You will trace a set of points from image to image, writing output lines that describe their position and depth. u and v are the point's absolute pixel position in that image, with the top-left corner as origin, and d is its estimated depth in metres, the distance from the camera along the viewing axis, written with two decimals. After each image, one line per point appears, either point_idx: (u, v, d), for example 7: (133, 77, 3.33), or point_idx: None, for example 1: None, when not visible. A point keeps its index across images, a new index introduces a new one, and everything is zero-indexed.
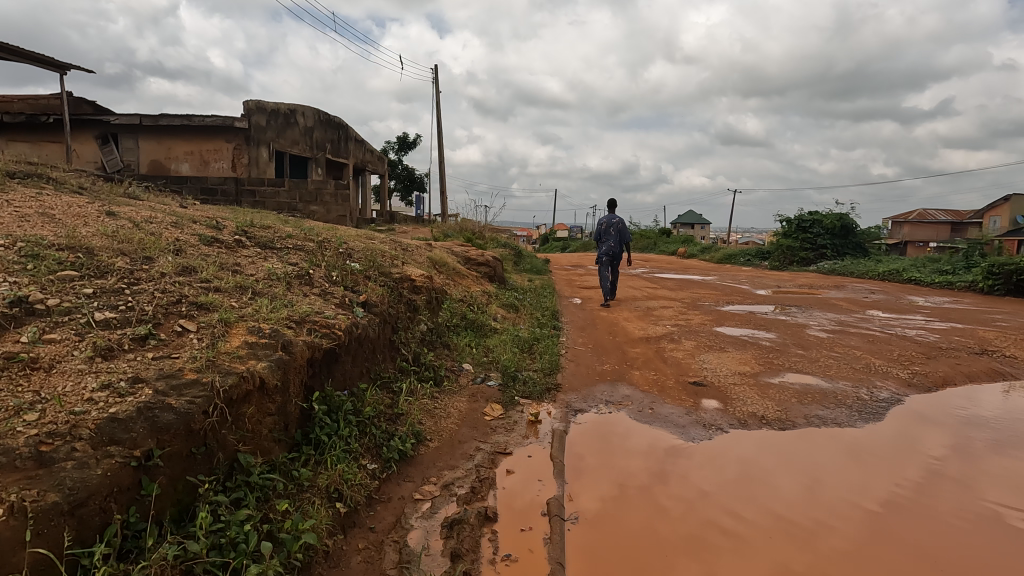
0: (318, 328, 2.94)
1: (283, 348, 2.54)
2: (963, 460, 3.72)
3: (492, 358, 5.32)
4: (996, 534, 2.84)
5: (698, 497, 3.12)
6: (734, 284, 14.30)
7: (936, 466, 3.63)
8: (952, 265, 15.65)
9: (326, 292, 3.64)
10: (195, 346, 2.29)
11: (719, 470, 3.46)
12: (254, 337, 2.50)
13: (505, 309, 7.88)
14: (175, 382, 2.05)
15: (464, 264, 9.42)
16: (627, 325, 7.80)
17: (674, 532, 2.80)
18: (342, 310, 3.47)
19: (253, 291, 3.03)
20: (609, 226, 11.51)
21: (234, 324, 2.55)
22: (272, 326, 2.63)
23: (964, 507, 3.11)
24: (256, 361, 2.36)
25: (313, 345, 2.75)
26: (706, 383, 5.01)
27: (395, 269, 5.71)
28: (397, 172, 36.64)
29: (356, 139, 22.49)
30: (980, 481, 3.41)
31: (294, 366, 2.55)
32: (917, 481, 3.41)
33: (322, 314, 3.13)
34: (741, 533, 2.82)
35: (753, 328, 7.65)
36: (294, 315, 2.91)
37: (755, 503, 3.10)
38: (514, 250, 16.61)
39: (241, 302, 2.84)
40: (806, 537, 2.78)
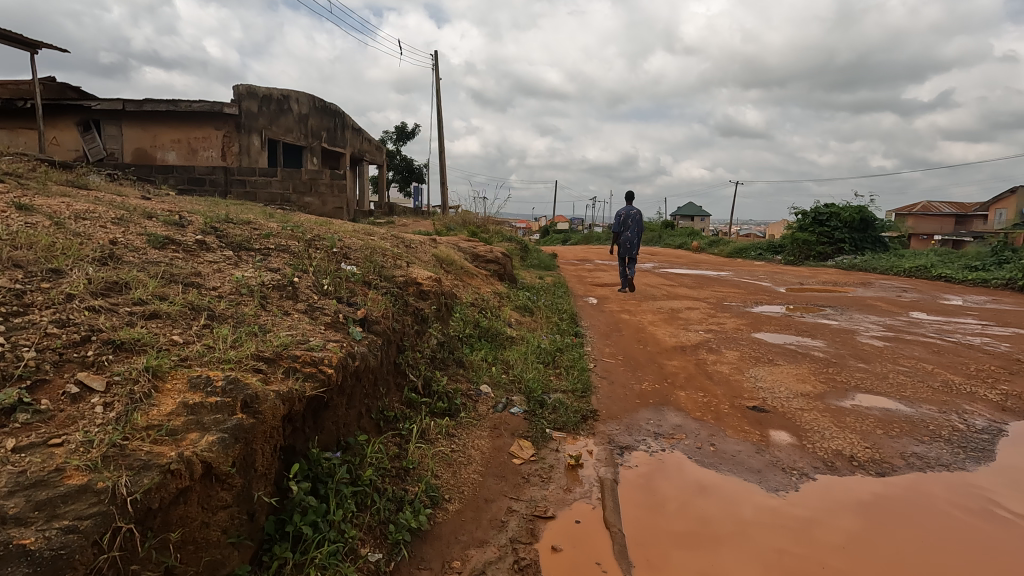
0: (302, 365, 2.19)
1: (244, 408, 1.83)
2: (959, 447, 3.70)
3: (514, 376, 4.54)
4: (990, 526, 2.79)
5: (695, 488, 3.07)
6: (753, 280, 13.55)
7: (931, 452, 3.60)
8: (981, 260, 14.88)
9: (313, 308, 2.86)
10: (94, 425, 1.63)
11: (718, 461, 3.42)
12: (195, 399, 1.80)
13: (519, 313, 7.08)
14: (46, 498, 1.38)
15: (472, 261, 8.63)
16: (655, 330, 7.01)
17: (671, 524, 2.73)
18: (334, 332, 2.69)
19: (208, 317, 2.29)
20: (626, 216, 10.95)
21: (167, 380, 1.87)
22: (228, 375, 1.92)
23: (960, 496, 3.06)
24: (195, 438, 1.66)
25: (291, 397, 2.00)
26: (769, 409, 4.22)
27: (397, 271, 4.91)
28: (395, 163, 35.72)
29: (353, 128, 21.61)
30: (974, 470, 3.39)
31: (262, 433, 1.83)
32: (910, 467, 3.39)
33: (307, 344, 2.36)
34: (738, 523, 2.76)
35: (796, 334, 6.88)
36: (266, 350, 2.17)
37: (753, 493, 3.04)
38: (520, 244, 15.84)
39: (186, 336, 2.13)
40: (804, 529, 2.71)
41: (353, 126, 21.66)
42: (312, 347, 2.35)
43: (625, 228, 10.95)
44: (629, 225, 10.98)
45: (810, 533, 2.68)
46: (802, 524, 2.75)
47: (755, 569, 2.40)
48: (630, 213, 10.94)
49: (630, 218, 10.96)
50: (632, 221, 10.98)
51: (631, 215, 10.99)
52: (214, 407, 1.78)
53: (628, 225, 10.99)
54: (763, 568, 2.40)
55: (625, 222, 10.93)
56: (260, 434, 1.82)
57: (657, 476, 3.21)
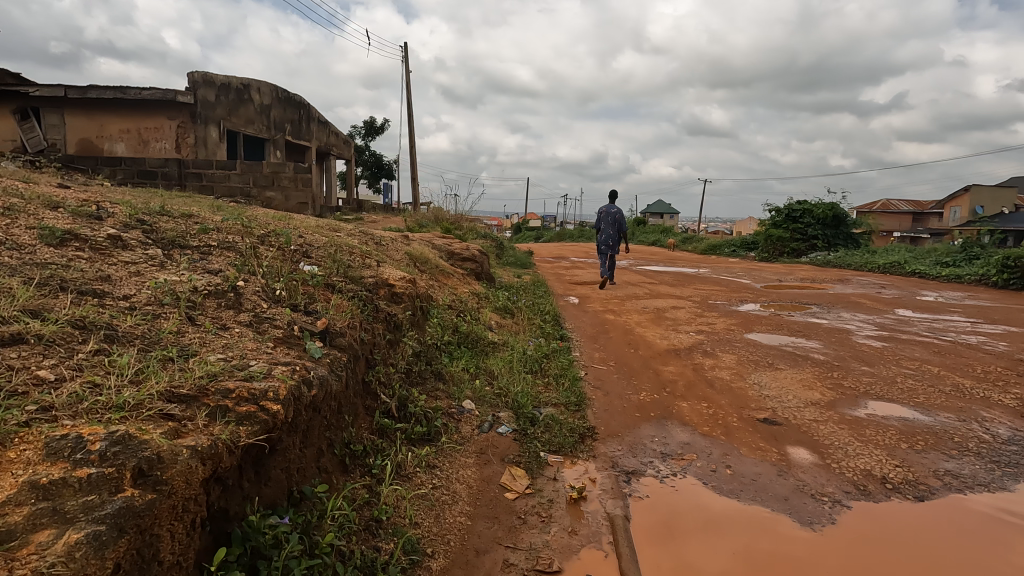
0: (234, 405, 1.73)
1: (139, 482, 1.39)
2: (925, 433, 3.73)
3: (499, 388, 4.06)
4: (952, 509, 2.83)
5: (665, 482, 3.04)
6: (732, 278, 13.37)
7: (899, 439, 3.63)
8: (952, 255, 15.00)
9: (261, 319, 2.36)
10: None
11: (689, 452, 3.39)
12: (52, 476, 1.31)
13: (499, 316, 6.59)
14: None
15: (447, 259, 8.10)
16: (644, 333, 6.61)
17: (640, 516, 2.69)
18: (284, 350, 2.18)
19: (102, 339, 1.80)
20: (606, 213, 10.67)
21: (20, 442, 1.38)
22: (116, 435, 1.45)
23: (922, 477, 3.11)
24: (42, 542, 1.20)
25: (208, 455, 1.54)
26: (782, 422, 3.83)
27: (366, 271, 4.35)
28: (364, 159, 34.75)
29: (319, 121, 20.74)
30: (939, 453, 3.43)
31: (164, 513, 1.39)
32: (877, 452, 3.41)
33: (243, 374, 1.88)
34: (706, 513, 2.74)
35: (790, 335, 6.56)
36: (183, 387, 1.72)
37: (721, 483, 3.03)
38: (495, 242, 15.35)
39: (65, 370, 1.63)
40: (771, 518, 2.70)
41: (319, 119, 20.77)
42: (247, 377, 1.86)
43: (604, 225, 10.66)
44: (609, 222, 10.67)
45: (777, 523, 2.66)
46: (770, 514, 2.74)
47: (723, 563, 2.37)
48: (610, 210, 10.65)
49: (610, 215, 10.66)
50: (611, 219, 10.68)
51: (611, 212, 10.71)
52: (84, 485, 1.32)
53: (608, 222, 10.69)
54: (731, 562, 2.38)
55: (605, 219, 10.63)
56: (161, 515, 1.39)
57: (627, 467, 3.17)
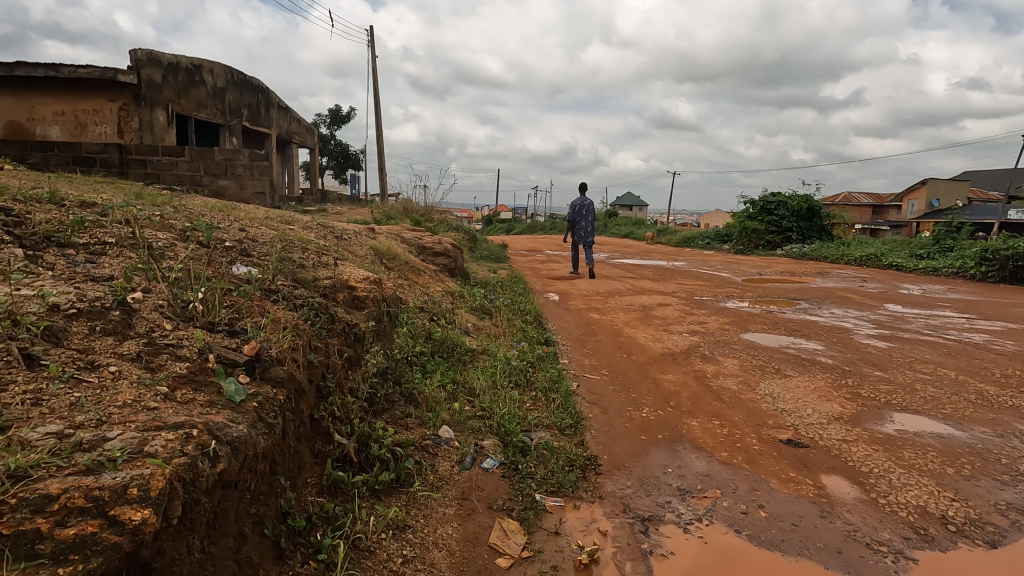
0: (51, 529, 1.15)
1: None
2: (956, 446, 3.35)
3: (481, 409, 3.45)
4: (1004, 542, 2.45)
5: (674, 516, 2.60)
6: (712, 271, 13.06)
7: (929, 453, 3.25)
8: (925, 248, 15.00)
9: (150, 353, 1.77)
10: None
11: (699, 476, 2.95)
12: None
13: (475, 318, 5.96)
14: None
15: (418, 254, 7.44)
16: (634, 334, 6.07)
17: (649, 563, 2.26)
18: (173, 406, 1.57)
19: None
20: (580, 205, 10.19)
21: None
22: None
23: (962, 500, 2.73)
24: None
25: None
26: (810, 444, 3.32)
27: (320, 271, 3.67)
28: (330, 148, 33.41)
29: (278, 107, 19.60)
30: (976, 470, 3.05)
31: None
32: (910, 472, 3.02)
33: (84, 462, 1.29)
34: (723, 555, 2.32)
35: (788, 335, 6.12)
36: None
37: (737, 514, 2.62)
38: (468, 235, 14.66)
39: None
40: (800, 560, 2.30)
41: (278, 104, 19.64)
42: (85, 469, 1.28)
43: (579, 218, 10.17)
44: (583, 214, 10.19)
45: (806, 566, 2.26)
46: (798, 554, 2.33)
47: None
48: (584, 202, 10.17)
49: (584, 207, 10.17)
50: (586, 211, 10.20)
51: (585, 204, 10.24)
52: None
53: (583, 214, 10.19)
54: None
55: (580, 212, 10.14)
56: None
57: (630, 497, 2.72)
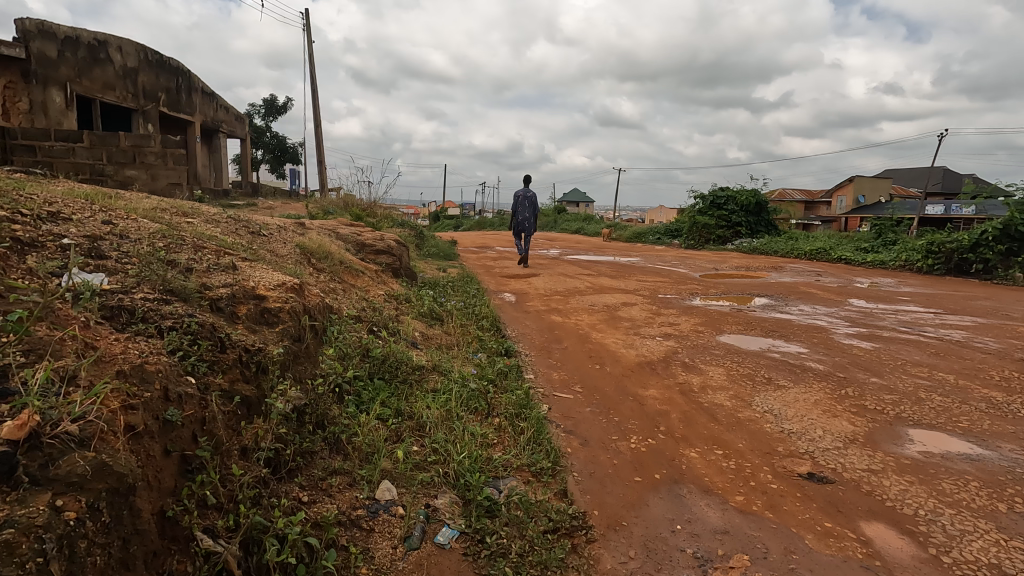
0: None
1: None
2: (996, 472, 2.86)
3: (433, 453, 2.70)
4: None
5: None
6: (669, 267, 12.74)
7: (970, 484, 2.74)
8: (869, 241, 15.28)
9: None
10: None
11: (717, 535, 2.30)
12: None
13: (423, 326, 5.15)
14: None
15: (357, 252, 6.56)
16: (602, 340, 5.42)
17: None
18: None
19: None
20: (523, 196, 10.15)
21: None
22: None
23: None
24: None
25: None
26: (836, 479, 2.74)
27: (214, 276, 2.80)
28: (265, 140, 31.39)
29: (200, 92, 17.97)
30: None
31: None
32: (961, 513, 2.48)
33: None
34: None
35: (766, 337, 5.64)
36: None
37: None
38: (415, 231, 13.76)
39: None
40: None
41: (200, 88, 17.96)
42: None
43: (520, 208, 10.11)
44: (525, 205, 10.14)
45: None
46: None
47: None
48: (526, 193, 10.15)
49: (526, 198, 10.14)
50: (528, 202, 10.18)
51: (527, 196, 10.20)
52: None
53: (525, 205, 10.14)
54: None
55: (521, 202, 10.08)
56: None
57: None
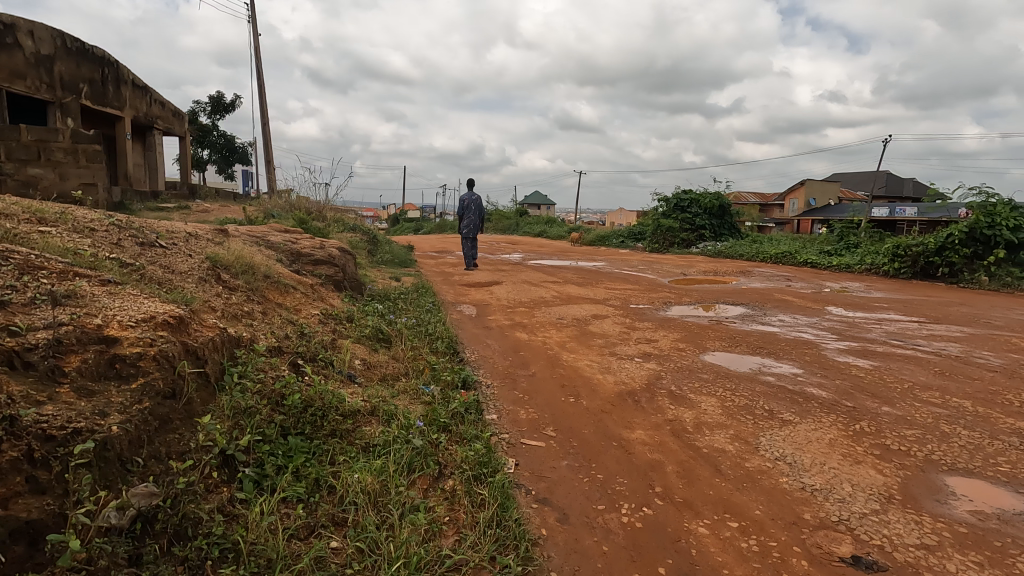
0: None
1: None
2: None
3: (356, 558, 1.95)
4: None
5: None
6: (636, 272, 12.25)
7: None
8: (832, 244, 15.25)
9: None
10: None
11: None
12: None
13: (363, 355, 4.35)
14: None
15: (292, 262, 5.68)
16: (574, 363, 4.74)
17: None
18: None
19: None
20: (468, 200, 9.81)
21: None
22: None
23: None
24: None
25: None
26: (889, 565, 2.13)
27: (35, 314, 1.99)
28: (211, 140, 29.58)
29: (129, 84, 16.52)
30: None
31: None
32: None
33: None
34: None
35: (753, 355, 5.08)
36: None
37: None
38: (368, 236, 12.85)
39: None
40: None
41: (130, 80, 16.52)
42: None
43: (466, 211, 9.79)
44: (470, 208, 9.83)
45: None
46: None
47: None
48: (472, 196, 9.81)
49: (472, 201, 9.82)
50: (474, 205, 9.87)
51: (472, 199, 9.85)
52: None
53: (471, 208, 9.83)
54: None
55: (467, 206, 9.76)
56: None
57: None
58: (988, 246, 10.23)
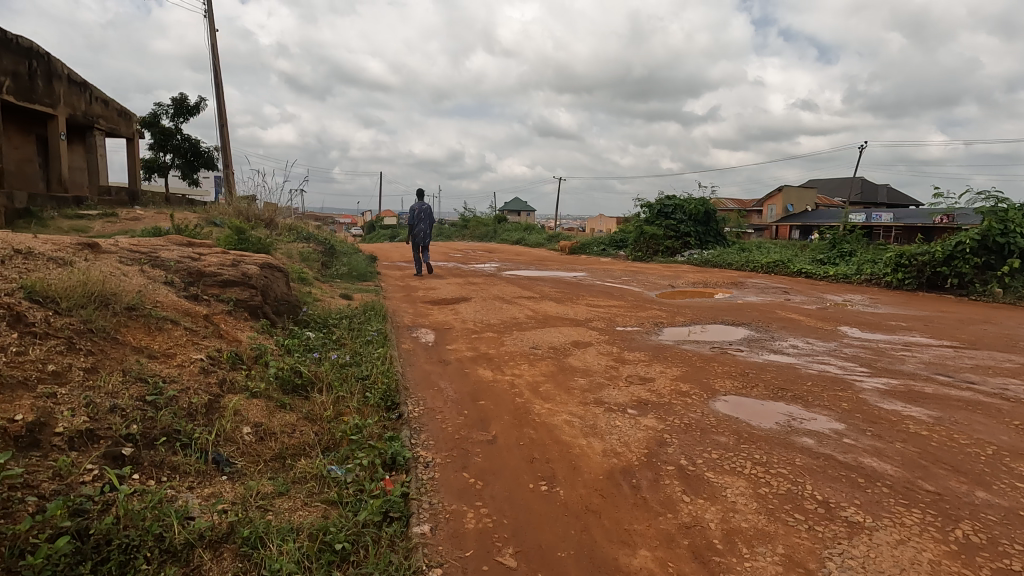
0: None
1: None
2: None
3: None
4: None
5: None
6: (621, 284, 11.22)
7: None
8: (824, 251, 14.46)
9: None
10: None
11: None
12: None
13: (257, 421, 3.15)
14: None
15: (191, 283, 4.45)
16: (549, 420, 3.59)
17: None
18: None
19: None
20: (418, 208, 8.66)
21: None
22: None
23: None
24: None
25: None
26: None
27: None
28: (172, 143, 27.92)
29: (64, 78, 15.01)
30: None
31: None
32: None
33: None
34: None
35: (776, 402, 4.00)
36: None
37: None
38: (324, 246, 11.60)
39: None
40: None
41: (64, 75, 14.99)
42: None
43: (416, 222, 8.67)
44: (421, 218, 8.71)
45: None
46: None
47: None
48: (422, 203, 8.68)
49: (422, 210, 8.71)
50: (424, 214, 8.75)
51: (422, 208, 8.71)
52: None
53: (421, 218, 8.71)
54: None
55: (417, 216, 8.64)
56: None
57: None
58: (1000, 256, 9.47)
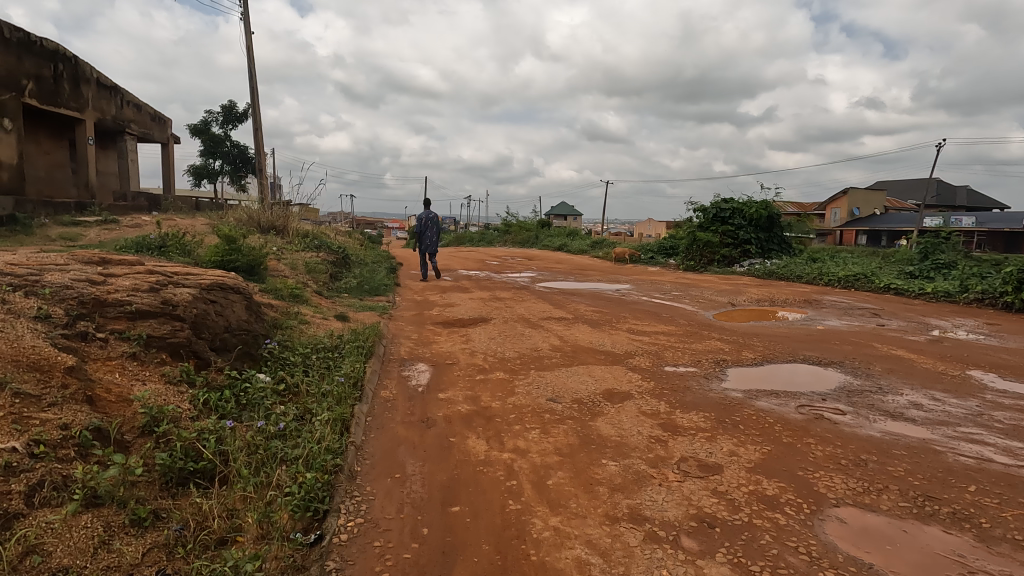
0: None
1: None
2: None
3: None
4: None
5: None
6: (671, 300, 9.66)
7: None
8: (913, 262, 12.36)
9: None
10: None
11: None
12: None
13: (60, 569, 1.91)
14: None
15: (82, 315, 3.30)
16: (551, 562, 2.20)
17: None
18: None
19: None
20: (426, 217, 7.43)
21: None
22: None
23: None
24: None
25: None
26: None
27: None
28: (222, 150, 28.06)
29: (93, 83, 14.76)
30: None
31: None
32: None
33: None
34: None
35: (927, 529, 2.45)
36: None
37: None
38: (339, 256, 10.61)
39: None
40: None
41: (92, 79, 14.68)
42: None
43: (423, 232, 7.48)
44: (428, 227, 7.55)
45: None
46: None
47: None
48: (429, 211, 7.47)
49: (430, 218, 7.50)
50: (432, 223, 7.54)
51: (431, 217, 7.50)
52: None
53: (428, 226, 7.52)
54: None
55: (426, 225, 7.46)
56: None
57: None
58: None
